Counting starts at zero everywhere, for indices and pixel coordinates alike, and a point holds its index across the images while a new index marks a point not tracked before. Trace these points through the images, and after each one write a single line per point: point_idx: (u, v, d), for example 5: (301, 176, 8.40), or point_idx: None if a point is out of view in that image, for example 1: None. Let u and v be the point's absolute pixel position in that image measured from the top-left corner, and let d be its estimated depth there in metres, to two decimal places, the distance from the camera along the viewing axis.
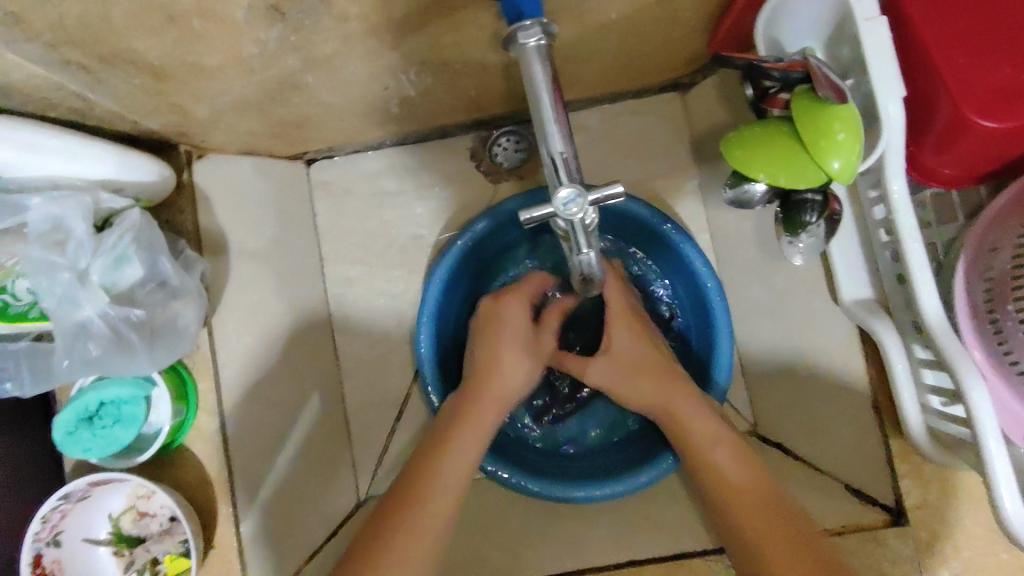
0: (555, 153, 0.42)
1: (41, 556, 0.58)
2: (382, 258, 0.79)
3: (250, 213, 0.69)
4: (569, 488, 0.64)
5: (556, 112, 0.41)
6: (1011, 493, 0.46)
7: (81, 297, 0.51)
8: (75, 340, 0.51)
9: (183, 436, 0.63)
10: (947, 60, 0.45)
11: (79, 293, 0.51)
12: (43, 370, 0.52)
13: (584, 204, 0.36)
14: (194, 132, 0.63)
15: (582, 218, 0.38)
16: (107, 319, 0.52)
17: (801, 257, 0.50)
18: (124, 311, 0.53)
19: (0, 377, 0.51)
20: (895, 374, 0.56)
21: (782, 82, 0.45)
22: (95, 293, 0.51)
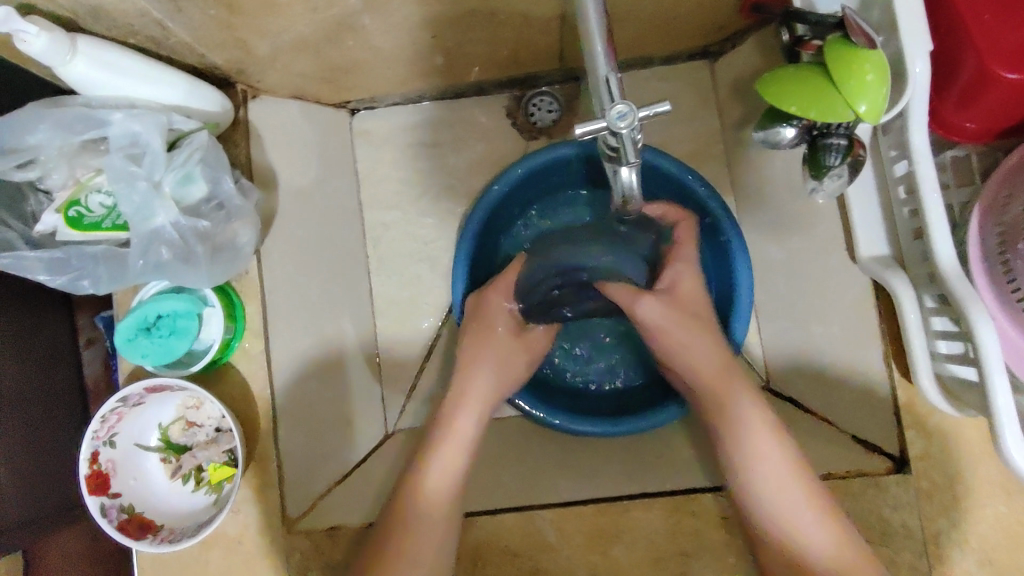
0: (602, 76, 0.46)
1: (98, 454, 0.62)
2: (417, 206, 0.83)
3: (298, 153, 0.72)
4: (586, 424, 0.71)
5: (604, 44, 0.46)
6: (1013, 430, 0.49)
7: (156, 206, 0.55)
8: (149, 245, 0.55)
9: (230, 354, 0.67)
10: (975, 17, 0.48)
11: (155, 202, 0.55)
12: (118, 273, 0.57)
13: (634, 119, 0.41)
14: (253, 70, 0.66)
15: (631, 133, 0.43)
16: (177, 228, 0.56)
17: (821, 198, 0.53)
18: (193, 223, 0.57)
19: (79, 276, 0.56)
20: (906, 323, 0.59)
21: (816, 25, 0.50)
22: (168, 203, 0.55)
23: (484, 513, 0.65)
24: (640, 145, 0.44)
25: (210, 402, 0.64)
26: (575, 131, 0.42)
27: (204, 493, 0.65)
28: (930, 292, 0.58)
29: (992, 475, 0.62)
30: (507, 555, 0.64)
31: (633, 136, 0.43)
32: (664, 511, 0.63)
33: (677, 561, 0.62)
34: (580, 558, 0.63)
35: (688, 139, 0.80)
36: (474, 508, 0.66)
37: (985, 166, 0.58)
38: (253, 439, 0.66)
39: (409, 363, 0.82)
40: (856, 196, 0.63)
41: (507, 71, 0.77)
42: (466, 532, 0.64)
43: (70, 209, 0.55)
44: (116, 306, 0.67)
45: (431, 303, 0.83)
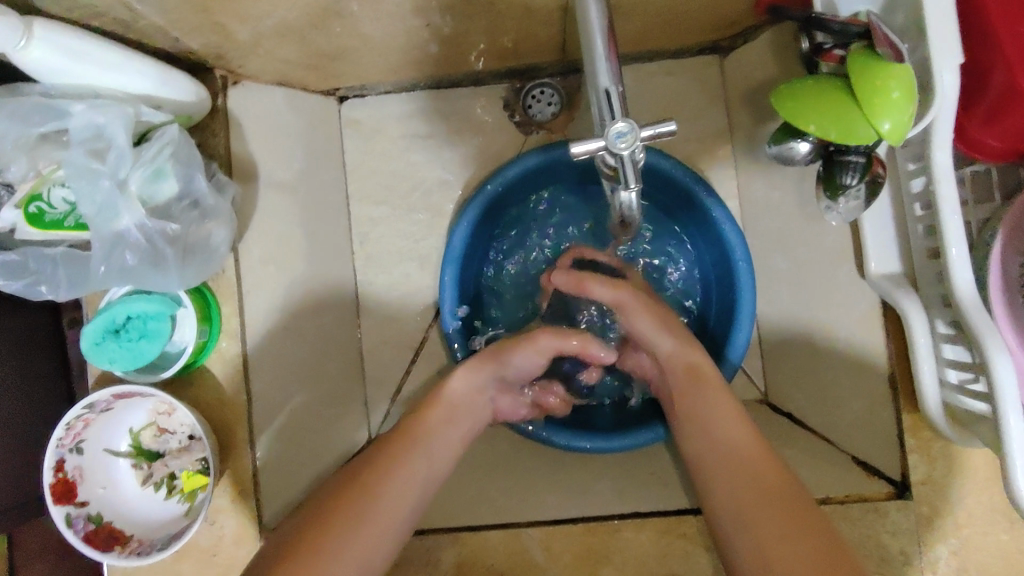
0: (603, 86, 0.43)
1: (63, 462, 0.59)
2: (406, 200, 0.79)
3: (280, 145, 0.69)
4: (579, 439, 0.69)
5: (607, 50, 0.43)
6: None
7: (120, 206, 0.51)
8: (113, 248, 0.52)
9: (205, 357, 0.63)
10: (1009, 27, 0.44)
11: (119, 201, 0.51)
12: (80, 276, 0.53)
13: (637, 141, 0.37)
14: (233, 56, 0.62)
15: (632, 153, 0.39)
16: (143, 230, 0.53)
17: (836, 217, 0.49)
18: (160, 225, 0.54)
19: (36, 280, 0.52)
20: (915, 349, 0.56)
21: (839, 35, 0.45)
22: (133, 203, 0.52)
23: (467, 529, 0.63)
24: (642, 165, 0.40)
25: (182, 410, 0.61)
26: (569, 151, 0.38)
27: (176, 502, 0.62)
28: (942, 316, 0.55)
29: (997, 505, 0.60)
30: (490, 573, 0.62)
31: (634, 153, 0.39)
32: (654, 532, 0.61)
33: None
34: None
35: (693, 139, 0.76)
36: (457, 523, 0.64)
37: (1007, 183, 0.54)
38: (228, 446, 0.63)
39: (396, 363, 0.79)
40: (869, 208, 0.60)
41: (505, 62, 0.73)
42: (446, 549, 0.62)
43: (30, 204, 0.51)
44: (86, 304, 0.63)
45: (420, 302, 0.80)
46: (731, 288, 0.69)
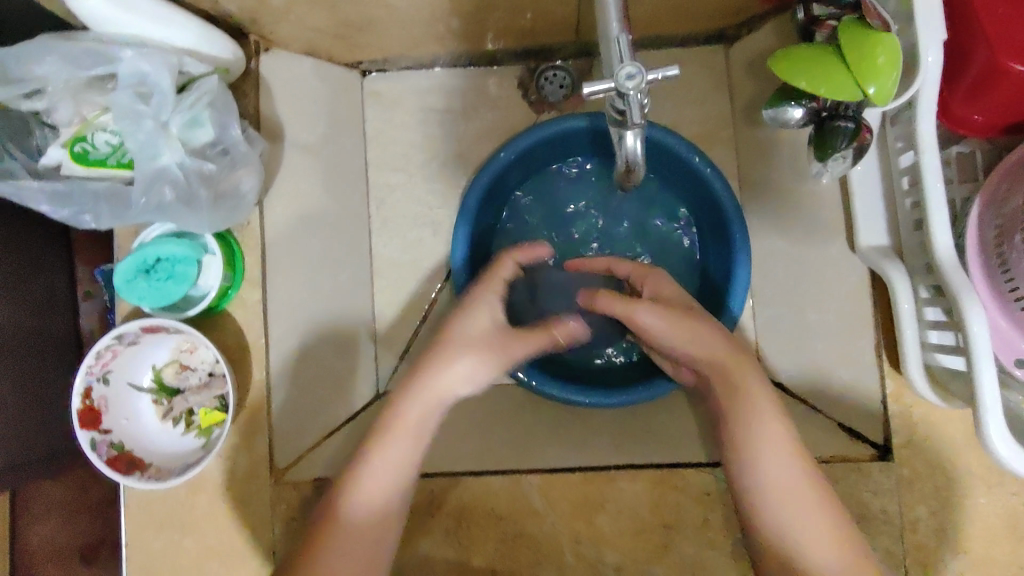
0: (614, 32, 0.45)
1: (91, 390, 0.63)
2: (423, 169, 0.83)
3: (305, 110, 0.73)
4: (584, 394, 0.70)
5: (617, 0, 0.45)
6: (999, 430, 0.48)
7: (162, 145, 0.54)
8: (154, 183, 0.55)
9: (227, 303, 0.67)
10: (990, 9, 0.47)
11: (160, 140, 0.54)
12: (120, 210, 0.56)
13: (646, 83, 0.40)
14: (266, 20, 0.66)
15: (640, 95, 0.42)
16: (183, 169, 0.56)
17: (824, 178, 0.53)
18: (198, 166, 0.56)
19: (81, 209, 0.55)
20: (899, 313, 0.59)
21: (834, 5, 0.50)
22: (173, 143, 0.55)
23: (468, 474, 0.66)
24: (648, 108, 0.43)
25: (204, 345, 0.65)
26: (581, 92, 0.41)
27: (193, 437, 0.66)
28: (925, 283, 0.58)
29: (974, 469, 0.63)
30: (490, 516, 0.65)
31: (640, 97, 0.42)
32: (646, 484, 0.65)
33: (657, 531, 0.64)
34: (561, 522, 0.65)
35: (697, 122, 0.80)
36: (458, 469, 0.67)
37: (991, 162, 0.57)
38: (246, 387, 0.67)
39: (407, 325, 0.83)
40: (860, 185, 0.63)
41: (520, 41, 0.78)
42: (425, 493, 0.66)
43: (76, 144, 0.56)
44: (117, 249, 0.67)
45: (432, 268, 0.83)
46: (729, 259, 0.72)
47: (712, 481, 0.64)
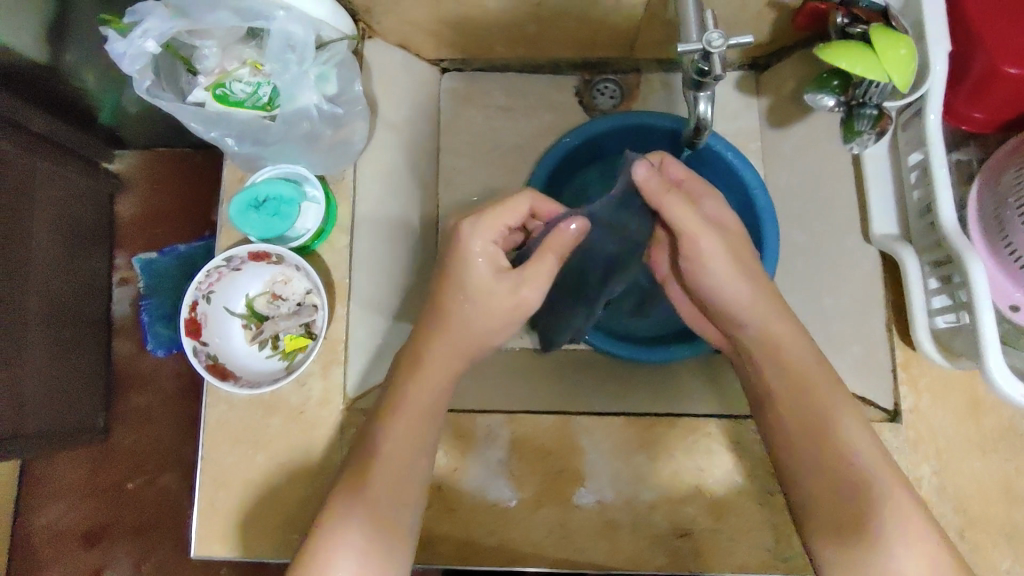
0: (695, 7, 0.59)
1: (196, 305, 0.71)
2: (488, 156, 0.94)
3: (396, 91, 0.83)
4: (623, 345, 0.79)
5: None
6: (999, 367, 0.56)
7: (304, 87, 0.68)
8: (296, 118, 0.69)
9: (319, 244, 0.75)
10: (988, 26, 0.60)
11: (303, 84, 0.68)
12: (254, 136, 0.70)
13: (728, 44, 0.54)
14: (377, 10, 0.77)
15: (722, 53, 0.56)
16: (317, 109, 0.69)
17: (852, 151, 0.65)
18: (329, 108, 0.71)
19: (229, 133, 0.69)
20: (908, 284, 0.69)
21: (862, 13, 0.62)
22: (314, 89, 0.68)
23: (523, 412, 0.74)
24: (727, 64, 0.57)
25: (299, 276, 0.73)
26: (678, 49, 0.55)
27: (277, 359, 0.73)
28: (932, 259, 0.68)
29: (972, 435, 0.70)
30: (539, 451, 0.72)
31: (721, 58, 0.56)
32: (682, 429, 0.72)
33: (687, 473, 0.70)
34: (604, 458, 0.71)
35: (730, 135, 0.93)
36: (513, 409, 0.75)
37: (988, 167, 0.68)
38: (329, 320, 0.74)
39: None
40: (873, 182, 0.74)
41: (583, 54, 0.90)
42: (465, 426, 0.73)
43: (217, 88, 0.66)
44: (223, 192, 0.76)
45: None
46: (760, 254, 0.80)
47: (743, 431, 0.71)
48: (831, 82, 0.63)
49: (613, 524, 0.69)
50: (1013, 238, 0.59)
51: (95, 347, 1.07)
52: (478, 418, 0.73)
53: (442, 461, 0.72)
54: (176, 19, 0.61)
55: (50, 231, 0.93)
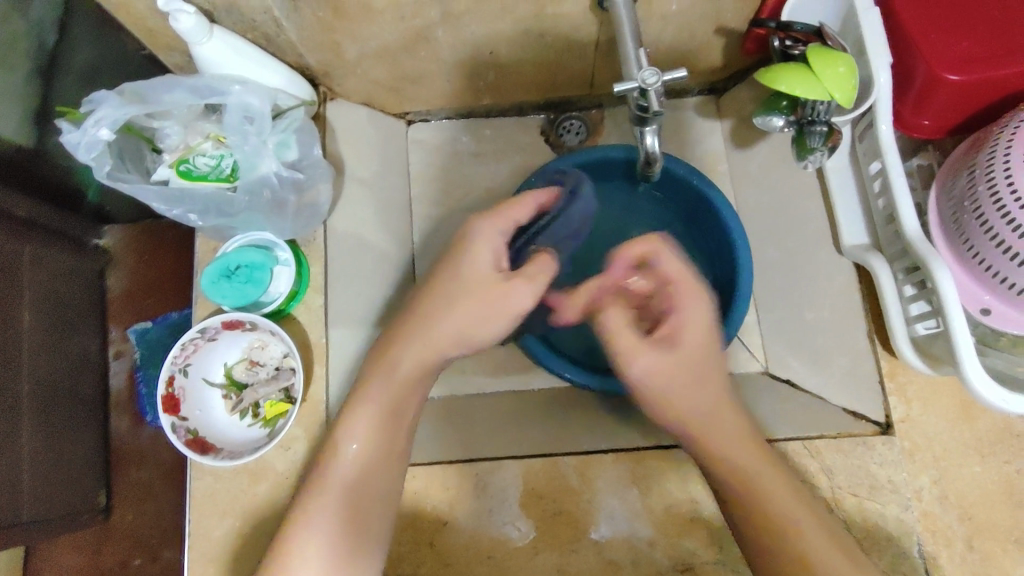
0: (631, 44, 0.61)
1: (173, 379, 0.70)
2: (459, 202, 0.95)
3: (361, 149, 0.85)
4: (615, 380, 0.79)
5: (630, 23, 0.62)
6: (976, 370, 0.55)
7: (264, 158, 0.68)
8: (256, 188, 0.69)
9: (293, 307, 0.75)
10: (922, 38, 0.61)
11: (262, 154, 0.68)
12: (219, 212, 0.70)
13: (662, 80, 0.56)
14: (336, 74, 0.79)
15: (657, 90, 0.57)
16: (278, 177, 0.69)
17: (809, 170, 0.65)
18: (290, 176, 0.71)
19: (191, 210, 0.69)
20: (883, 292, 0.68)
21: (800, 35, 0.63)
22: (273, 157, 0.69)
23: (510, 457, 0.72)
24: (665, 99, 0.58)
25: (276, 341, 0.72)
26: (615, 89, 0.56)
27: (259, 427, 0.71)
28: (904, 266, 0.68)
29: (966, 440, 0.68)
30: (533, 495, 0.70)
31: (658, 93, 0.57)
32: (673, 462, 0.70)
33: (684, 504, 0.69)
34: (602, 496, 0.70)
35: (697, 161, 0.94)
36: (503, 454, 0.73)
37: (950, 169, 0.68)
38: (308, 383, 0.73)
39: None
40: (838, 196, 0.74)
41: (545, 96, 0.91)
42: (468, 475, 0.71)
43: (181, 164, 0.68)
44: (197, 262, 0.76)
45: None
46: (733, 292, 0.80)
47: None
48: (779, 104, 0.65)
49: (615, 564, 0.68)
50: (978, 246, 0.57)
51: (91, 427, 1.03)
52: (467, 467, 0.72)
53: (432, 512, 0.70)
54: (131, 104, 0.63)
55: (42, 310, 0.92)
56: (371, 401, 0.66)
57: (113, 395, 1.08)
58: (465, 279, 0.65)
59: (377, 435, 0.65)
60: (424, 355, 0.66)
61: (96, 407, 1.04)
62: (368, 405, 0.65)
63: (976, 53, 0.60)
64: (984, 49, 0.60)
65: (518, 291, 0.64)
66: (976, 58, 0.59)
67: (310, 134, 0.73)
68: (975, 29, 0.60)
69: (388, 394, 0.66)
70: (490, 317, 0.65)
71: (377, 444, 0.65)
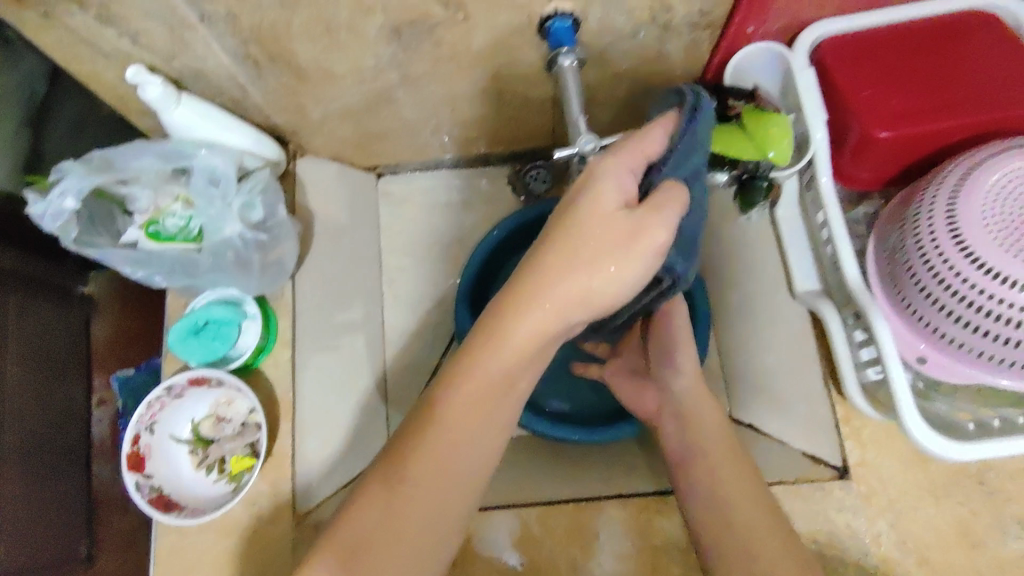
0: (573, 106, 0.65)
1: (138, 438, 0.71)
2: (429, 252, 0.97)
3: (330, 203, 0.87)
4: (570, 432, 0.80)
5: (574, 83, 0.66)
6: (911, 414, 0.57)
7: (227, 219, 0.71)
8: (220, 249, 0.71)
9: (261, 361, 0.76)
10: (853, 97, 0.64)
11: (226, 216, 0.71)
12: (187, 273, 0.72)
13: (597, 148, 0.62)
14: (304, 132, 0.82)
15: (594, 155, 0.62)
16: (242, 238, 0.72)
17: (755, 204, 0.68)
18: (254, 236, 0.73)
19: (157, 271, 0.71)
20: (834, 338, 0.70)
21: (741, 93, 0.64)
22: (236, 218, 0.71)
23: (476, 509, 0.72)
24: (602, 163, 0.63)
25: (241, 396, 0.73)
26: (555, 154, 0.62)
27: (224, 483, 0.72)
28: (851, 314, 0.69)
29: (921, 483, 0.69)
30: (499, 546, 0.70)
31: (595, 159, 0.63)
32: (635, 510, 0.71)
33: (647, 552, 0.69)
34: (571, 548, 0.69)
35: None
36: (471, 505, 0.73)
37: None
38: (274, 437, 0.73)
39: None
40: (790, 243, 0.76)
41: (510, 145, 0.94)
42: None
43: (150, 226, 0.69)
44: (167, 317, 0.78)
45: (434, 337, 0.93)
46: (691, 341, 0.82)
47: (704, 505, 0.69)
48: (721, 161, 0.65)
49: None
50: (910, 298, 0.60)
51: (73, 476, 0.96)
52: None
53: None
54: (94, 174, 0.66)
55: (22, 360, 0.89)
56: (459, 400, 0.51)
57: (97, 444, 1.01)
58: (591, 226, 0.48)
59: (470, 440, 0.52)
60: (540, 335, 0.50)
61: (78, 455, 0.97)
62: (447, 423, 0.52)
63: (905, 110, 0.63)
64: (913, 105, 0.63)
65: (654, 228, 0.48)
66: (906, 115, 0.62)
67: (276, 192, 0.75)
68: (903, 87, 0.63)
69: (477, 397, 0.51)
70: (619, 275, 0.48)
71: (482, 457, 0.53)
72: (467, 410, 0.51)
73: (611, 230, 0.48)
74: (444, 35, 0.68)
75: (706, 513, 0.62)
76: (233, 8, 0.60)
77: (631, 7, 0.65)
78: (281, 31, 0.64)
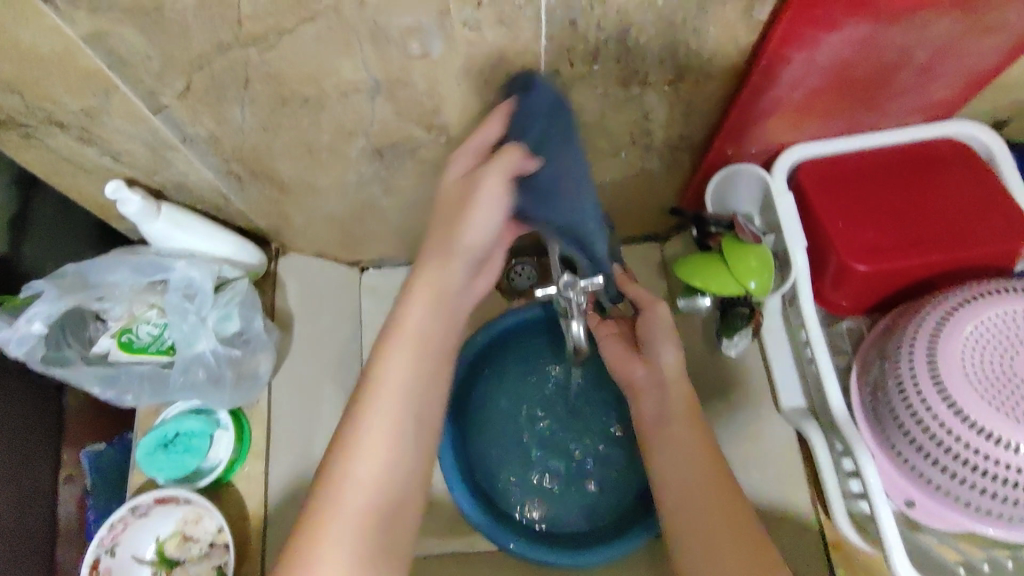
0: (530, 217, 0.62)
1: (98, 561, 0.68)
2: None
3: (311, 302, 0.86)
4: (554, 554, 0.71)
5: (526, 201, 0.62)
6: (902, 559, 0.56)
7: (201, 335, 0.69)
8: (192, 366, 0.69)
9: (232, 474, 0.74)
10: (832, 227, 0.65)
11: (200, 331, 0.69)
12: (159, 389, 0.70)
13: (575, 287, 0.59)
14: (286, 233, 0.82)
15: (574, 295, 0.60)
16: (215, 354, 0.70)
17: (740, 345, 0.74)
18: (228, 351, 0.71)
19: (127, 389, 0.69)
20: (821, 465, 0.67)
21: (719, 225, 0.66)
22: (211, 333, 0.70)
23: None
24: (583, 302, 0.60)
25: (209, 515, 0.69)
26: None
27: None
28: (838, 440, 0.67)
29: None
30: None
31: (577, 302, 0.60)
32: None
33: None
34: None
35: None
36: None
37: None
38: (244, 557, 0.71)
39: None
40: (774, 358, 0.75)
41: None
42: None
43: (123, 334, 0.69)
44: (139, 425, 0.76)
45: None
46: None
47: None
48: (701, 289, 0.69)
49: None
50: (895, 438, 0.59)
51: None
52: None
53: None
54: (67, 297, 0.66)
55: None
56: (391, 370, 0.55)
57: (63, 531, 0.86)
58: (452, 205, 0.54)
59: (422, 377, 0.56)
60: (437, 292, 0.56)
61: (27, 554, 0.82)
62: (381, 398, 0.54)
63: (883, 244, 0.63)
64: (890, 240, 0.63)
65: (488, 177, 0.51)
66: (883, 250, 0.63)
67: (255, 300, 0.74)
68: (881, 220, 0.64)
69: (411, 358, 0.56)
70: (480, 228, 0.53)
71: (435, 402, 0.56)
72: (396, 375, 0.55)
73: (450, 200, 0.54)
74: (428, 153, 0.68)
75: (676, 506, 0.59)
76: (216, 132, 0.60)
77: (613, 131, 0.66)
78: (265, 151, 0.64)
